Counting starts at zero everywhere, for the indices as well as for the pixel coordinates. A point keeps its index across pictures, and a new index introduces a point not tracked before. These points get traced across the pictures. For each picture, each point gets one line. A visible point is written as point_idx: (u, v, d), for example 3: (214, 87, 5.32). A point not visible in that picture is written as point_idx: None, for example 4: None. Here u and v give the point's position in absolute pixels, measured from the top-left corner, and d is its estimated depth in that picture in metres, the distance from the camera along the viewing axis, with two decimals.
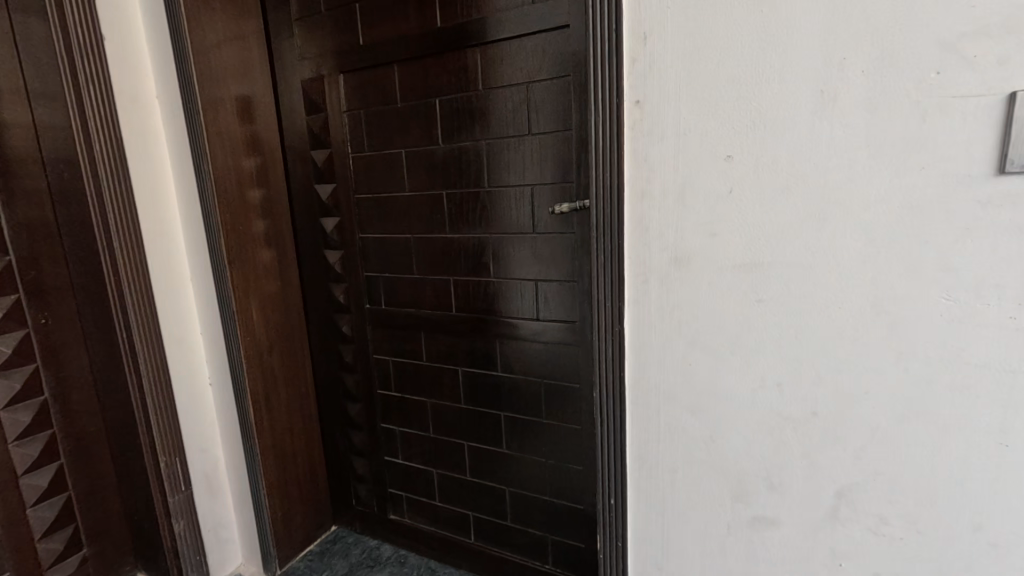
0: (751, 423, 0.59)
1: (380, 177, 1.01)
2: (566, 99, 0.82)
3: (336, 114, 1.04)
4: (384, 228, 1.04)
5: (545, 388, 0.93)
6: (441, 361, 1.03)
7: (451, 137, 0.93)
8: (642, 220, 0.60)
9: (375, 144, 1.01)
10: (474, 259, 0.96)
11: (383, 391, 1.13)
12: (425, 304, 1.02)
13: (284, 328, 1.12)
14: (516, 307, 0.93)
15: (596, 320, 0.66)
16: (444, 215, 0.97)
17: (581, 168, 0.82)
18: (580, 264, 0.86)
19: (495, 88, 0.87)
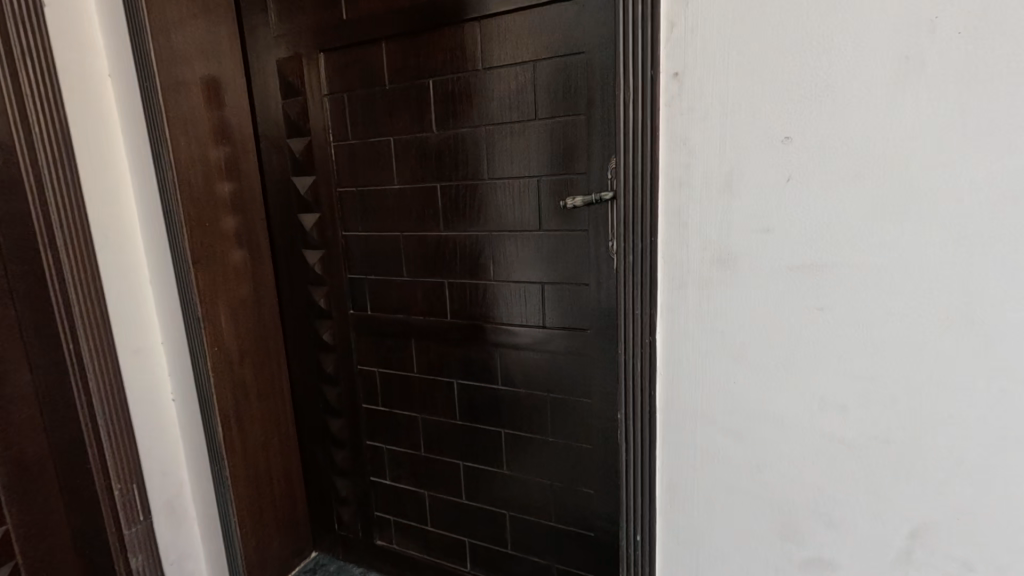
0: (806, 451, 0.51)
1: (365, 169, 0.91)
2: (579, 81, 0.73)
3: (313, 98, 0.92)
4: (369, 225, 0.93)
5: (550, 404, 0.84)
6: (434, 373, 0.93)
7: (445, 124, 0.83)
8: (678, 215, 0.52)
9: (358, 131, 0.90)
10: (470, 261, 0.86)
11: (368, 406, 1.02)
12: (415, 310, 0.92)
13: (258, 336, 1.01)
14: (518, 313, 0.84)
15: (622, 331, 0.57)
16: (437, 211, 0.87)
17: (598, 157, 0.74)
18: (592, 265, 0.77)
19: (495, 68, 0.78)
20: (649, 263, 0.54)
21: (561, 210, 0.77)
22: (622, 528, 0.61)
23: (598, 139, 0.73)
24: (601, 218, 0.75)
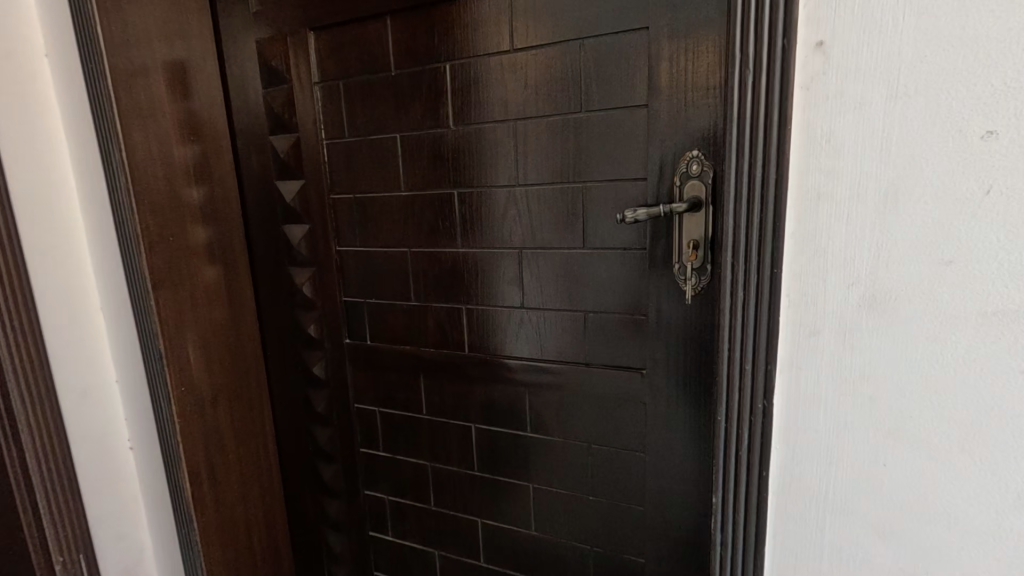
0: (990, 561, 0.37)
1: (363, 172, 0.75)
2: (645, 61, 0.57)
3: (302, 87, 0.76)
4: (369, 239, 0.78)
5: (593, 457, 0.69)
6: (448, 415, 0.78)
7: (463, 118, 0.68)
8: (813, 238, 0.38)
9: (356, 128, 0.75)
10: (494, 284, 0.71)
11: (367, 450, 0.87)
12: (425, 341, 0.77)
13: (236, 372, 0.84)
14: (554, 349, 0.69)
15: (722, 389, 0.43)
16: (453, 224, 0.71)
17: (668, 156, 0.58)
18: (654, 291, 0.61)
19: (529, 47, 0.62)
20: (768, 303, 0.40)
21: (611, 224, 0.62)
22: None
23: (672, 133, 0.57)
24: (669, 234, 0.59)
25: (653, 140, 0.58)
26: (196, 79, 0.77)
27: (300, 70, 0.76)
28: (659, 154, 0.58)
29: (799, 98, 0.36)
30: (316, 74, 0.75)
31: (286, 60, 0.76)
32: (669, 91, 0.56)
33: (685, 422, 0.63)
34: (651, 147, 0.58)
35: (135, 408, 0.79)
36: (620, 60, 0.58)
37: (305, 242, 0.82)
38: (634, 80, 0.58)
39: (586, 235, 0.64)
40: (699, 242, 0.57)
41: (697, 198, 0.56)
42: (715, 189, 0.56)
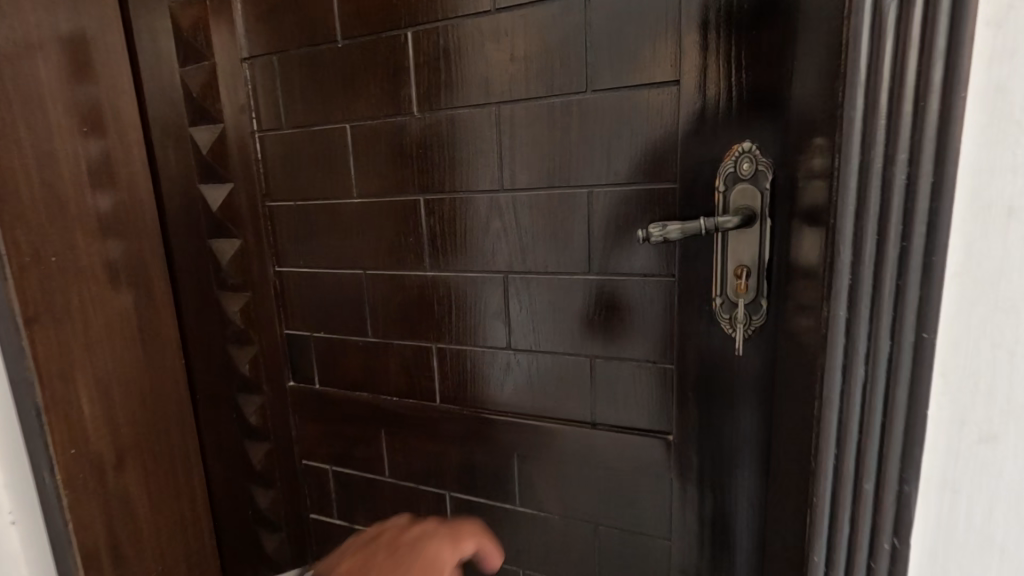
0: None
1: (306, 174, 0.59)
2: (680, 19, 0.41)
3: (229, 66, 0.59)
4: (314, 258, 0.61)
5: (599, 541, 0.54)
6: (417, 479, 0.62)
7: (432, 101, 0.52)
8: (995, 282, 0.23)
9: (296, 117, 0.58)
10: (470, 317, 0.55)
11: (319, 517, 0.70)
12: (387, 386, 0.61)
13: (149, 426, 0.67)
14: (548, 402, 0.53)
15: (825, 517, 0.27)
16: (417, 240, 0.55)
17: (712, 151, 0.42)
18: (685, 330, 0.45)
19: (520, 5, 0.46)
20: (913, 384, 0.24)
21: (625, 242, 0.46)
22: None
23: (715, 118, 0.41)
24: (706, 255, 0.44)
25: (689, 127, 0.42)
26: (95, 57, 0.60)
27: (223, 45, 0.59)
28: (698, 148, 0.42)
29: (982, 43, 0.21)
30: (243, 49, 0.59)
31: (206, 31, 0.60)
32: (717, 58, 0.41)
33: (726, 503, 0.47)
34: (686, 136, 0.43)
35: None
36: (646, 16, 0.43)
37: (238, 263, 0.65)
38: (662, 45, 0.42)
39: (591, 256, 0.48)
40: (750, 268, 0.41)
41: (749, 209, 0.40)
42: (774, 195, 0.40)
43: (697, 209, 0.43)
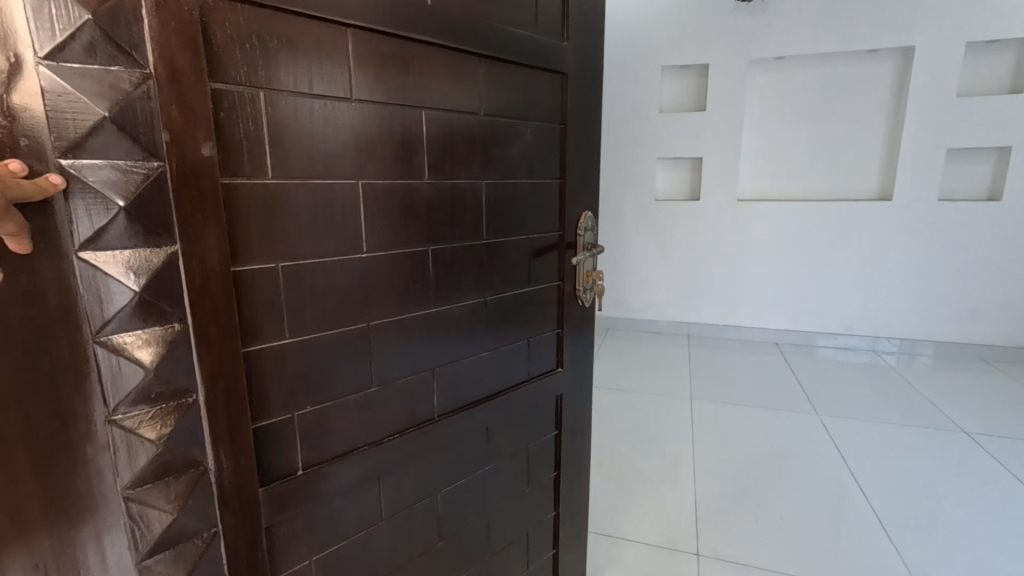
0: None
1: (345, 156, 0.91)
2: (475, 119, 1.09)
3: (98, 107, 0.65)
4: (334, 224, 0.92)
5: (542, 341, 1.36)
6: (460, 347, 1.17)
7: (418, 141, 1.00)
8: None
9: (319, 127, 0.87)
10: (195, 284, 0.75)
11: (410, 383, 1.10)
12: (264, 393, 0.88)
13: (231, 370, 0.81)
14: (263, 339, 0.86)
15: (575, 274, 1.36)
16: (146, 217, 0.70)
17: (573, 199, 1.34)
18: (568, 273, 1.39)
19: (223, 84, 0.76)
20: None
21: (283, 204, 0.85)
22: (587, 361, 1.49)
23: (562, 174, 1.30)
24: (567, 234, 1.36)
25: (553, 170, 1.28)
26: None
27: (264, 54, 0.79)
28: (551, 190, 1.28)
29: None
30: (267, 58, 0.79)
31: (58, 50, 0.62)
32: (553, 151, 1.27)
33: (573, 336, 1.44)
34: (550, 182, 1.28)
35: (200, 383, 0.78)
36: (189, 77, 0.70)
37: (117, 293, 0.71)
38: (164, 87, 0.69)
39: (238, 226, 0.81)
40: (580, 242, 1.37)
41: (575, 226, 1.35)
42: (593, 220, 1.42)
43: (566, 220, 1.34)
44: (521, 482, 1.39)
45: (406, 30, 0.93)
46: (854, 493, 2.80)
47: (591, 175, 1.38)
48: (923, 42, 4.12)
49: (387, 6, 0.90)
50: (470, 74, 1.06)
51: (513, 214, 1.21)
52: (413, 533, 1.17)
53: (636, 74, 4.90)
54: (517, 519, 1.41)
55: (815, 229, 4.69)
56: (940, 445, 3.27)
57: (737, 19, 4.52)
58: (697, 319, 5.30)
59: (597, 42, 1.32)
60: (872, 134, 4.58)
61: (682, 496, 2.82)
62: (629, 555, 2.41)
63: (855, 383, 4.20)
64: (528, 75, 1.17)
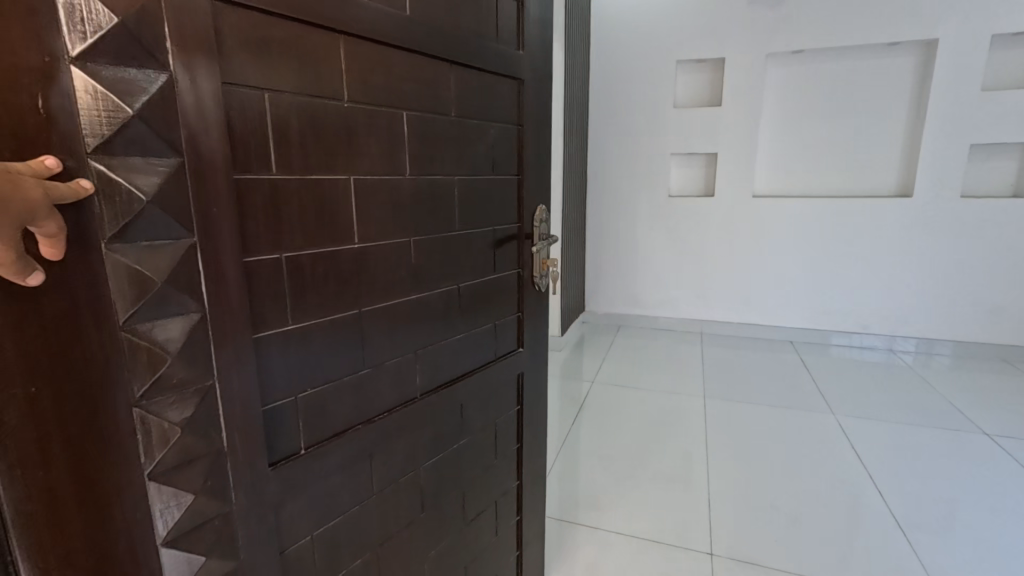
0: None
1: (337, 154, 1.00)
2: (448, 121, 1.21)
3: (122, 108, 0.69)
4: (328, 216, 1.01)
5: (504, 323, 1.52)
6: (436, 330, 1.29)
7: (399, 141, 1.11)
8: None
9: (314, 126, 0.95)
10: (212, 272, 0.81)
11: (394, 364, 1.20)
12: (269, 375, 0.95)
13: (242, 353, 0.88)
14: (269, 323, 0.94)
15: (527, 261, 1.55)
16: (168, 211, 0.75)
17: (530, 193, 1.51)
18: (526, 261, 1.56)
19: (234, 86, 0.82)
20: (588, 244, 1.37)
21: (285, 198, 0.93)
22: (540, 341, 1.68)
23: (519, 170, 1.46)
24: (524, 225, 1.53)
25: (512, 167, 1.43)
26: None
27: (269, 58, 0.87)
28: (510, 187, 1.44)
29: None
30: (271, 62, 0.87)
31: (88, 55, 0.66)
32: (513, 150, 1.42)
33: (530, 318, 1.61)
34: (510, 179, 1.44)
35: (216, 365, 0.84)
36: (205, 79, 0.77)
37: (145, 288, 0.74)
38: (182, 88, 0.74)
39: (247, 218, 0.87)
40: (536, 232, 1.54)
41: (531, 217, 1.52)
42: (546, 211, 1.59)
43: (525, 212, 1.50)
44: (491, 454, 1.54)
45: (390, 38, 1.03)
46: (869, 493, 2.82)
47: (543, 170, 1.54)
48: (946, 37, 4.08)
49: (374, 16, 1.00)
50: (444, 80, 1.18)
51: (481, 208, 1.35)
52: (397, 504, 1.28)
53: (652, 71, 4.91)
54: (489, 488, 1.56)
55: (832, 228, 4.67)
56: (946, 444, 3.31)
57: (754, 14, 4.51)
58: (710, 317, 5.32)
59: (547, 51, 1.48)
60: (890, 131, 4.54)
61: (695, 495, 2.86)
62: (642, 554, 2.45)
63: (872, 383, 4.19)
64: (490, 81, 1.31)
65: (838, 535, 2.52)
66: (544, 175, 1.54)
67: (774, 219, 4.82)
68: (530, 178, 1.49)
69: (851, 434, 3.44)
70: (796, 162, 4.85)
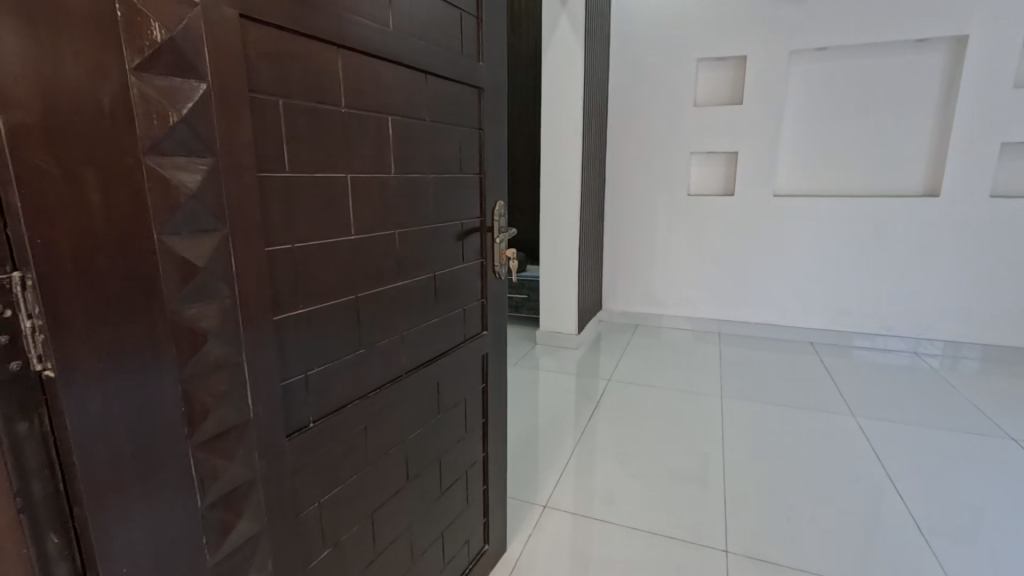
0: None
1: (338, 157, 1.15)
2: (424, 125, 1.40)
3: (172, 112, 0.80)
4: (331, 212, 1.15)
5: (468, 308, 1.72)
6: (416, 315, 1.46)
7: (385, 146, 1.27)
8: None
9: (320, 129, 1.10)
10: (240, 257, 0.94)
11: (385, 345, 1.36)
12: (285, 353, 1.08)
13: (263, 331, 1.01)
14: (288, 306, 1.08)
15: (485, 251, 1.77)
16: (206, 204, 0.87)
17: (491, 187, 1.73)
18: (486, 251, 1.77)
19: (257, 95, 0.96)
20: None
21: (297, 195, 1.07)
22: (497, 325, 1.89)
23: (481, 167, 1.68)
24: (485, 216, 1.74)
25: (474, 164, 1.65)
26: None
27: (286, 71, 1.01)
28: (473, 183, 1.65)
29: None
30: (286, 75, 1.01)
31: (142, 67, 0.76)
32: (474, 148, 1.64)
33: (491, 306, 1.84)
34: (473, 175, 1.65)
35: (244, 340, 0.97)
36: (235, 89, 0.90)
37: (190, 272, 0.85)
38: (217, 96, 0.87)
39: (268, 211, 1.01)
40: (494, 223, 1.77)
41: (491, 208, 1.75)
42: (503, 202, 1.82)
43: (485, 201, 1.72)
44: (460, 427, 1.75)
45: (380, 52, 1.20)
46: (891, 496, 2.83)
47: (499, 167, 1.77)
48: (976, 34, 4.05)
49: (369, 35, 1.16)
50: (420, 88, 1.36)
51: (448, 204, 1.55)
52: (388, 473, 1.44)
53: (671, 71, 4.97)
54: (458, 459, 1.78)
55: (854, 228, 4.66)
56: (959, 446, 3.32)
57: (777, 12, 4.53)
58: (727, 317, 5.34)
59: (502, 63, 1.71)
60: (916, 129, 4.49)
61: (710, 493, 2.91)
62: (657, 550, 2.48)
63: (897, 388, 4.13)
64: (456, 91, 1.51)
65: (854, 535, 2.54)
66: (499, 170, 1.77)
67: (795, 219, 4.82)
68: (490, 173, 1.71)
69: (871, 437, 3.44)
70: (814, 162, 4.83)
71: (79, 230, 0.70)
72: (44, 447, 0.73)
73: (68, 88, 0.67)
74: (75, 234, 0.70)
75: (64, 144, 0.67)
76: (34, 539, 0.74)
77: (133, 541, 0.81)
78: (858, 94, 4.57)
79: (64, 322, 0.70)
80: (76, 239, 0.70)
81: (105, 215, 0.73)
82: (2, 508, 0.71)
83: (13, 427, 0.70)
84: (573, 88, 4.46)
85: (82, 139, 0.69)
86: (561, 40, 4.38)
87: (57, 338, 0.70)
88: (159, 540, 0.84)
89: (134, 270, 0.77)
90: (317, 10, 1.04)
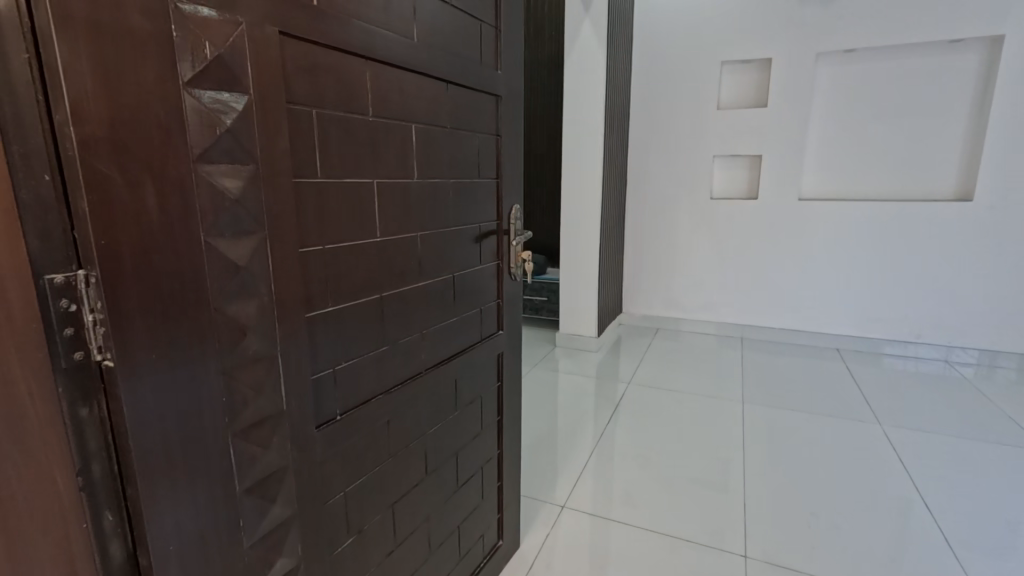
0: None
1: (365, 163, 1.24)
2: (445, 132, 1.48)
3: (216, 122, 0.89)
4: (359, 215, 1.24)
5: (484, 308, 1.79)
6: (435, 315, 1.54)
7: (408, 153, 1.36)
8: None
9: (350, 136, 1.19)
10: (276, 256, 1.03)
11: (406, 342, 1.44)
12: (317, 349, 1.17)
13: (297, 326, 1.10)
14: (319, 303, 1.16)
15: (502, 253, 1.84)
16: (247, 209, 0.96)
17: (508, 190, 1.81)
18: (503, 253, 1.85)
19: (294, 104, 1.05)
20: None
21: (329, 198, 1.16)
22: (512, 325, 1.97)
23: (498, 172, 1.75)
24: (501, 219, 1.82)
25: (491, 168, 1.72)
26: None
27: (320, 83, 1.10)
28: (490, 186, 1.73)
29: None
30: (320, 88, 1.10)
31: (193, 82, 0.85)
32: (491, 152, 1.71)
33: (506, 305, 1.91)
34: (490, 178, 1.73)
35: (279, 334, 1.06)
36: (275, 102, 1.00)
37: (232, 270, 0.95)
38: (257, 108, 0.96)
39: (303, 214, 1.10)
40: (509, 225, 1.84)
41: (508, 210, 1.82)
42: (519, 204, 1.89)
43: (502, 203, 1.80)
44: (476, 423, 1.83)
45: (404, 63, 1.29)
46: (919, 507, 2.79)
47: (515, 171, 1.84)
48: (1011, 34, 3.97)
49: (395, 48, 1.25)
50: (442, 97, 1.45)
51: (467, 207, 1.63)
52: (408, 466, 1.52)
53: (694, 74, 4.98)
54: (474, 454, 1.85)
55: (882, 233, 4.60)
56: (988, 457, 3.26)
57: (804, 14, 4.51)
58: (748, 321, 5.32)
59: (520, 72, 1.79)
60: (947, 131, 4.41)
61: (731, 498, 2.92)
62: (674, 552, 2.52)
63: (927, 397, 4.06)
64: (475, 99, 1.59)
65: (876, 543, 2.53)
66: (514, 174, 1.84)
67: (822, 223, 4.77)
68: (506, 177, 1.79)
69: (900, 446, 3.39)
70: (839, 165, 4.79)
71: (139, 231, 0.79)
72: (102, 432, 0.81)
73: (131, 103, 0.76)
74: (134, 237, 0.79)
75: (127, 150, 0.76)
76: (92, 516, 0.82)
77: (180, 518, 0.90)
78: (888, 96, 4.51)
79: (124, 315, 0.79)
80: (135, 240, 0.79)
81: (160, 220, 0.81)
82: (66, 487, 0.79)
83: (76, 412, 0.78)
84: (594, 93, 4.51)
85: (142, 148, 0.78)
86: (584, 45, 4.43)
87: (119, 330, 0.79)
88: (202, 520, 0.93)
89: (183, 269, 0.86)
90: (349, 27, 1.13)
